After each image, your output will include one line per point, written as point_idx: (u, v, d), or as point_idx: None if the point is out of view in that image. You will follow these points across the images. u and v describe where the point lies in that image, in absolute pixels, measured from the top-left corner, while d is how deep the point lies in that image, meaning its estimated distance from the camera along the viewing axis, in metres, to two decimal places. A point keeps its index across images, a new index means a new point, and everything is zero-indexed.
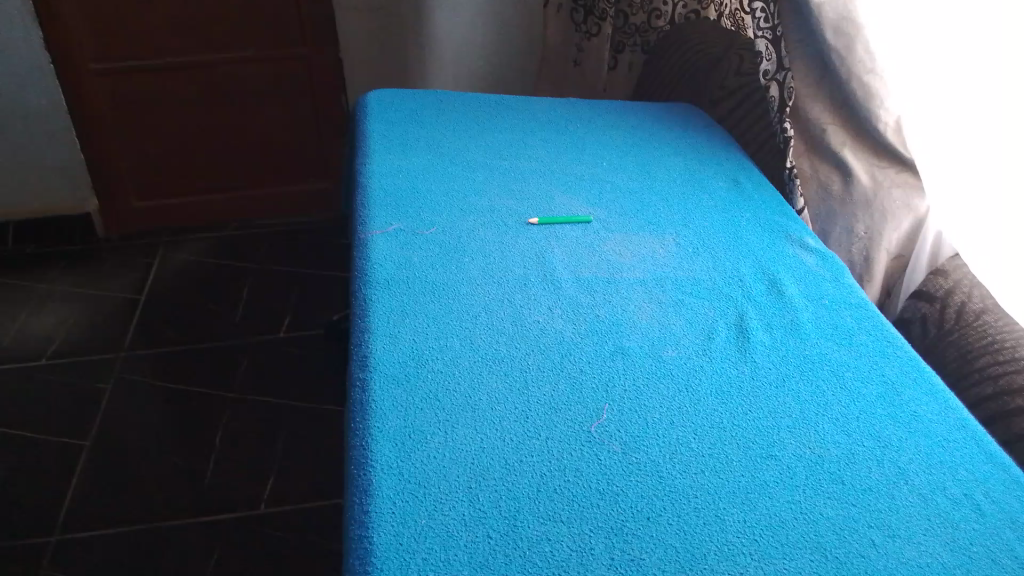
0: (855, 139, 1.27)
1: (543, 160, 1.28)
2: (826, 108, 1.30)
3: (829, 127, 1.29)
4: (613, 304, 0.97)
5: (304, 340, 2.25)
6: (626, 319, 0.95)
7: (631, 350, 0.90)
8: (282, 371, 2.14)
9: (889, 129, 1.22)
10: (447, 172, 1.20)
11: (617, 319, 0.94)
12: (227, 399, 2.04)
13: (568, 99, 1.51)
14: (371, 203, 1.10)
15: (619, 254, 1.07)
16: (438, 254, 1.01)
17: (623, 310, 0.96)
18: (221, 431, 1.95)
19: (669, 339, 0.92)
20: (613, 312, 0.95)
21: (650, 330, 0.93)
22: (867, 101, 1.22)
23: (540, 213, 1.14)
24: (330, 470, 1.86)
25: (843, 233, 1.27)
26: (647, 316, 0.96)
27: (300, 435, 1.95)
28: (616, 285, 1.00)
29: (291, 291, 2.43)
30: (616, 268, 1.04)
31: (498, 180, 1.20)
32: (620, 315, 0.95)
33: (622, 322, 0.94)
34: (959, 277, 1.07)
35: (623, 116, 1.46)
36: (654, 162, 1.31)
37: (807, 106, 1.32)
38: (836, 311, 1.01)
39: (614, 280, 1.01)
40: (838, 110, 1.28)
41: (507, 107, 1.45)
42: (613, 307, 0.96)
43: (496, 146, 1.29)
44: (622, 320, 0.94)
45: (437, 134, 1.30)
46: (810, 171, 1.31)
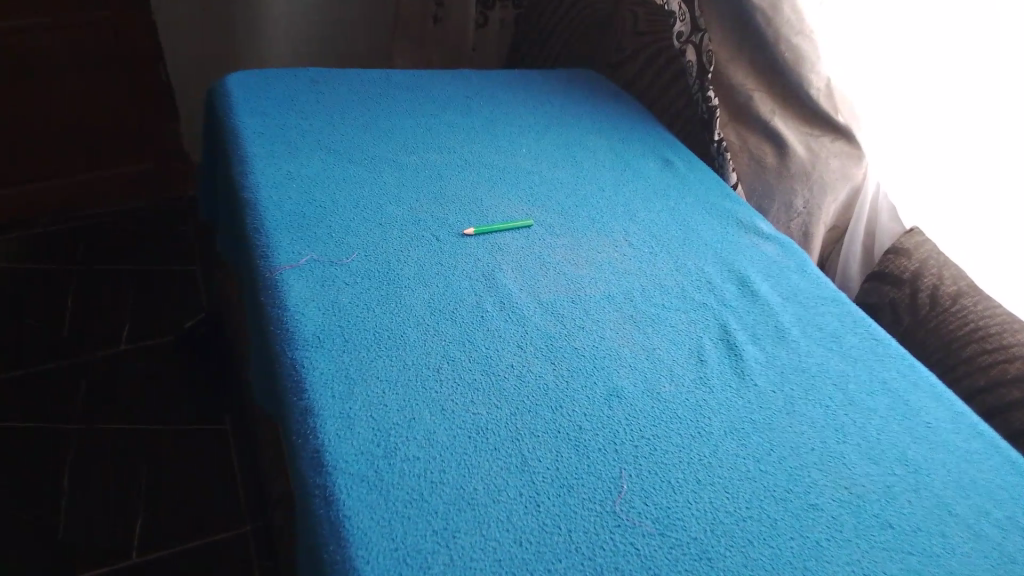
0: (784, 106, 1.18)
1: (456, 151, 1.09)
2: (749, 74, 1.19)
3: (755, 93, 1.19)
4: (587, 333, 0.82)
5: (154, 351, 1.96)
6: (608, 352, 0.80)
7: (627, 391, 0.76)
8: (132, 392, 1.84)
9: (821, 95, 1.14)
10: (348, 176, 0.99)
11: (599, 353, 0.80)
12: (69, 433, 1.73)
13: (459, 71, 1.32)
14: (270, 226, 0.88)
15: (573, 265, 0.92)
16: (368, 289, 0.82)
17: (601, 340, 0.82)
18: (71, 473, 1.64)
19: (660, 372, 0.79)
20: (591, 345, 0.81)
21: (638, 362, 0.80)
22: (797, 66, 1.12)
23: (472, 220, 0.96)
24: (213, 502, 1.63)
25: (781, 208, 1.16)
26: (629, 344, 0.82)
27: (168, 466, 1.68)
28: (584, 306, 0.86)
29: (129, 295, 2.11)
30: (576, 282, 0.89)
31: (409, 182, 1.00)
32: (601, 348, 0.81)
33: (605, 357, 0.79)
34: (925, 256, 1.00)
35: (526, 89, 1.30)
36: (575, 144, 1.16)
37: (728, 71, 1.21)
38: (816, 309, 0.92)
39: (581, 300, 0.86)
40: (761, 75, 1.18)
41: (395, 85, 1.23)
42: (588, 338, 0.82)
43: (397, 139, 1.09)
44: (604, 355, 0.80)
45: (323, 126, 1.08)
46: (739, 142, 1.19)
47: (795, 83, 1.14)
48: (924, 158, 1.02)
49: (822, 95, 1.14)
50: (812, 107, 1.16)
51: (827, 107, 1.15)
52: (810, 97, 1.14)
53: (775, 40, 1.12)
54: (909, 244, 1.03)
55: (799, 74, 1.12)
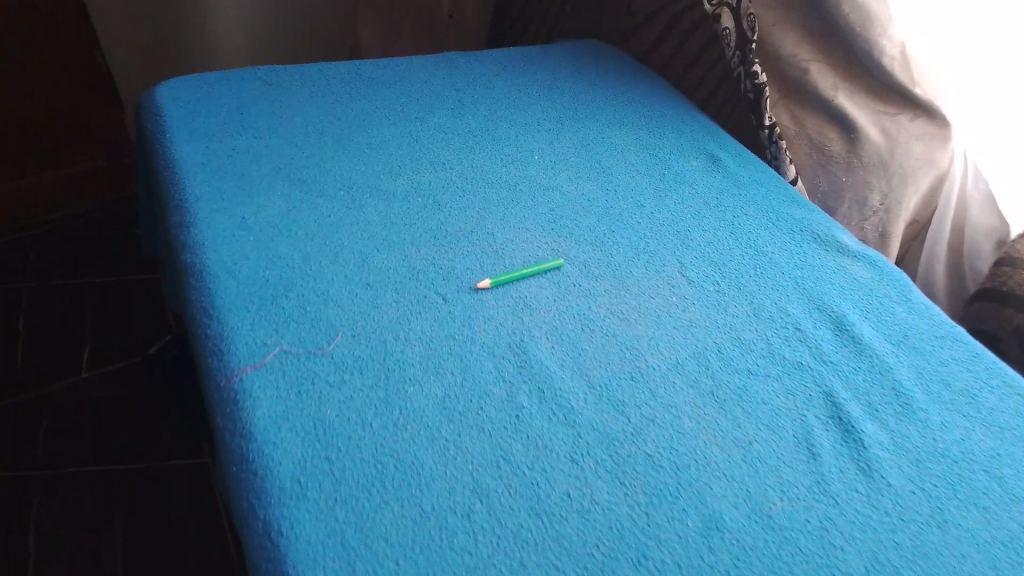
0: (848, 80, 0.95)
1: (452, 168, 0.86)
2: (802, 39, 0.96)
3: (812, 65, 0.95)
4: (658, 427, 0.61)
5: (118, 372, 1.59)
6: (689, 455, 0.59)
7: (727, 519, 0.55)
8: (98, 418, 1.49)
9: (896, 64, 0.90)
10: (320, 218, 0.77)
11: (679, 459, 0.59)
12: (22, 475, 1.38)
13: (445, 55, 1.08)
14: (220, 306, 0.66)
15: (621, 322, 0.70)
16: (362, 392, 0.60)
17: (677, 435, 0.61)
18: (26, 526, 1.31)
19: (765, 479, 0.59)
20: (667, 446, 0.60)
21: (732, 466, 0.59)
22: (863, 31, 0.89)
23: (485, 268, 0.74)
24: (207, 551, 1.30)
25: (853, 206, 0.95)
26: (718, 440, 0.61)
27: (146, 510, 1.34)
28: (647, 384, 0.64)
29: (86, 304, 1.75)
30: (631, 348, 0.68)
31: (396, 220, 0.78)
32: (679, 449, 0.60)
33: (687, 465, 0.59)
34: None
35: (529, 73, 1.06)
36: (598, 143, 0.94)
37: (776, 38, 0.98)
38: (937, 355, 0.71)
39: (641, 376, 0.65)
40: (816, 40, 0.96)
41: (367, 80, 1.00)
42: (660, 434, 0.61)
43: (375, 157, 0.86)
44: (687, 461, 0.59)
45: (283, 146, 0.85)
46: (794, 127, 0.97)
47: (860, 52, 0.92)
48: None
49: (896, 63, 0.90)
50: (882, 79, 0.93)
51: (902, 79, 0.91)
52: (882, 69, 0.91)
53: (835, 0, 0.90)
54: None
55: (864, 39, 0.90)
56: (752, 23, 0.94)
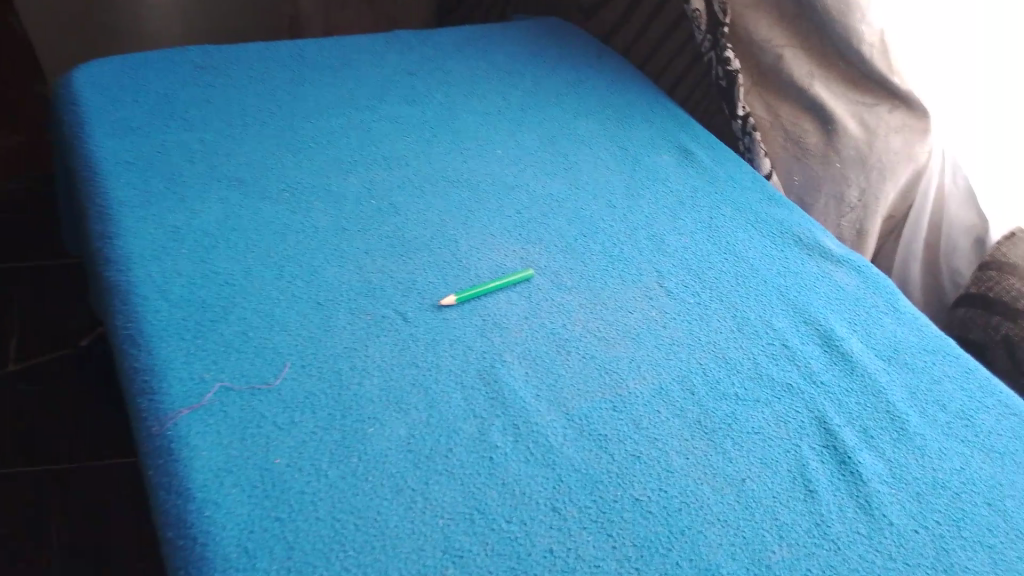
0: (824, 67, 0.89)
1: (406, 165, 0.79)
2: (775, 23, 0.90)
3: (786, 51, 0.89)
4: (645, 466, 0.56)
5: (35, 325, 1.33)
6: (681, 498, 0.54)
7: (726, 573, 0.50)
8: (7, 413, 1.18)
9: (876, 52, 0.85)
10: (258, 228, 0.68)
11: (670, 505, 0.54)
12: None
13: (395, 34, 0.99)
14: (149, 334, 0.58)
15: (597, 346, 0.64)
16: (315, 436, 0.53)
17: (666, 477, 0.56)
18: None
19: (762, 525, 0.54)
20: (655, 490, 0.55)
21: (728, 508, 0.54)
22: (842, 16, 0.84)
23: (449, 282, 0.67)
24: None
25: (830, 202, 0.90)
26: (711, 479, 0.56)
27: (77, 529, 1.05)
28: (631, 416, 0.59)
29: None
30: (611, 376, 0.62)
31: (346, 227, 0.70)
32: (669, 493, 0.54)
33: (679, 511, 0.53)
34: None
35: (486, 55, 0.99)
36: (564, 136, 0.87)
37: (747, 21, 0.91)
38: (930, 370, 0.67)
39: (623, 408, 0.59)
40: (790, 24, 0.90)
41: (308, 64, 0.91)
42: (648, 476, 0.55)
43: (321, 154, 0.78)
44: (678, 507, 0.54)
45: (219, 141, 0.76)
46: (768, 117, 0.92)
47: (838, 40, 0.86)
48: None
49: (875, 50, 0.85)
50: (859, 67, 0.87)
51: (878, 65, 0.86)
52: (860, 56, 0.86)
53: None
54: (1017, 259, 0.76)
55: (843, 25, 0.84)
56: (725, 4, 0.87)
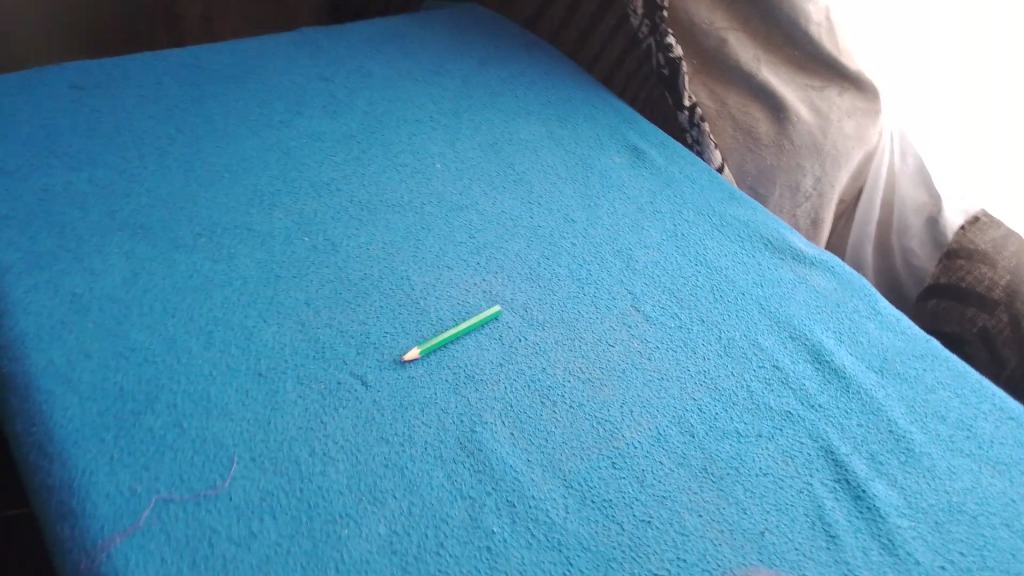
0: (769, 51, 0.84)
1: (338, 190, 0.69)
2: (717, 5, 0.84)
3: (731, 35, 0.84)
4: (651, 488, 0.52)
5: None
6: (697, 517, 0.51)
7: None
8: None
9: (824, 33, 0.81)
10: (175, 287, 0.58)
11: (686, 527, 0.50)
12: None
13: (301, 32, 0.88)
14: (60, 441, 0.47)
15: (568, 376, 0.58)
16: (281, 548, 0.45)
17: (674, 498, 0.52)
18: None
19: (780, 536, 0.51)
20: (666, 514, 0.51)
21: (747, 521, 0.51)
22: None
23: (406, 331, 0.58)
24: None
25: (785, 193, 0.84)
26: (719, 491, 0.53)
27: None
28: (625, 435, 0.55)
29: None
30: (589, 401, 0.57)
31: (279, 274, 0.61)
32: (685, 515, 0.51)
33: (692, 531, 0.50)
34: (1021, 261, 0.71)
35: (406, 51, 0.89)
36: (506, 141, 0.78)
37: (687, 7, 0.85)
38: (923, 379, 0.64)
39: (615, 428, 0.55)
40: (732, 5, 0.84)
41: (206, 76, 0.79)
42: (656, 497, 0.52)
43: (238, 186, 0.67)
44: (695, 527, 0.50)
45: (116, 180, 0.65)
46: (714, 105, 0.85)
47: (785, 22, 0.81)
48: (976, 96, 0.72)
49: (823, 30, 0.81)
50: (807, 49, 0.83)
51: (826, 47, 0.82)
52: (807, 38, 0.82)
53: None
54: (985, 246, 0.74)
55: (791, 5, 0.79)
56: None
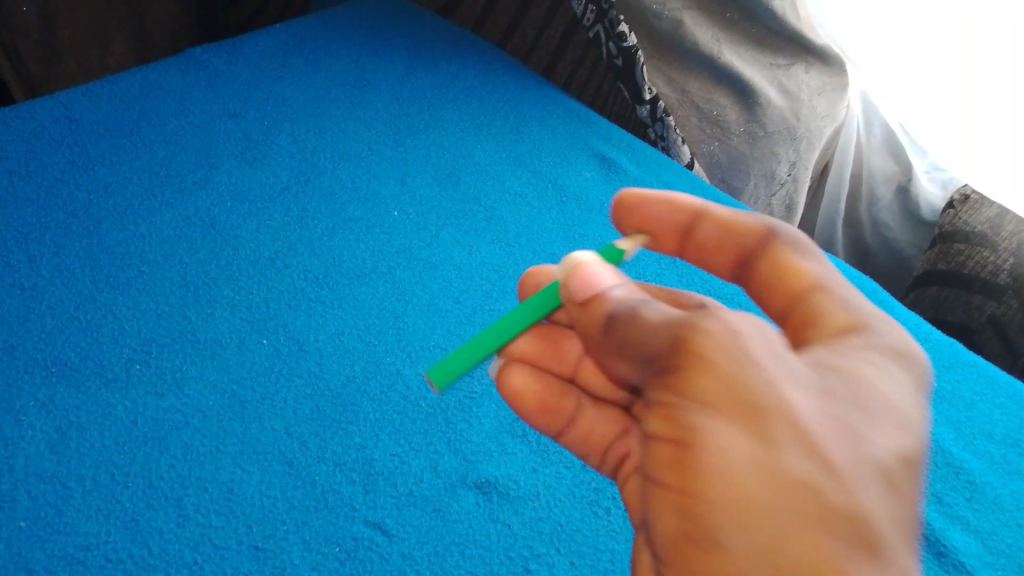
0: (727, 30, 0.73)
1: (287, 268, 0.58)
2: None
3: (686, 15, 0.71)
4: (602, 320, 0.34)
5: None
6: (672, 327, 0.30)
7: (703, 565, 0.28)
8: None
9: (787, 6, 0.70)
10: (121, 447, 0.47)
11: (652, 333, 0.31)
12: None
13: (191, 50, 0.73)
14: None
15: (602, 286, 0.35)
16: None
17: (645, 306, 0.33)
18: None
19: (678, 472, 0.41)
20: (621, 328, 0.32)
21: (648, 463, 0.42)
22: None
23: (418, 447, 0.49)
24: None
25: (760, 185, 0.77)
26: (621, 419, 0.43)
27: None
28: (627, 307, 0.33)
29: None
30: (579, 274, 0.35)
31: (243, 398, 0.50)
32: (670, 340, 0.30)
33: (659, 342, 0.30)
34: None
35: (320, 59, 0.75)
36: (461, 168, 0.68)
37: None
38: (963, 394, 0.59)
39: (579, 286, 0.35)
40: None
41: (86, 132, 0.64)
42: (616, 325, 0.33)
43: (164, 283, 0.55)
44: (670, 330, 0.30)
45: (12, 304, 0.52)
46: (675, 95, 0.75)
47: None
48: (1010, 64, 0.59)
49: (786, 4, 0.70)
50: (767, 24, 0.72)
51: (792, 22, 0.71)
52: (771, 16, 0.71)
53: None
54: (982, 228, 0.69)
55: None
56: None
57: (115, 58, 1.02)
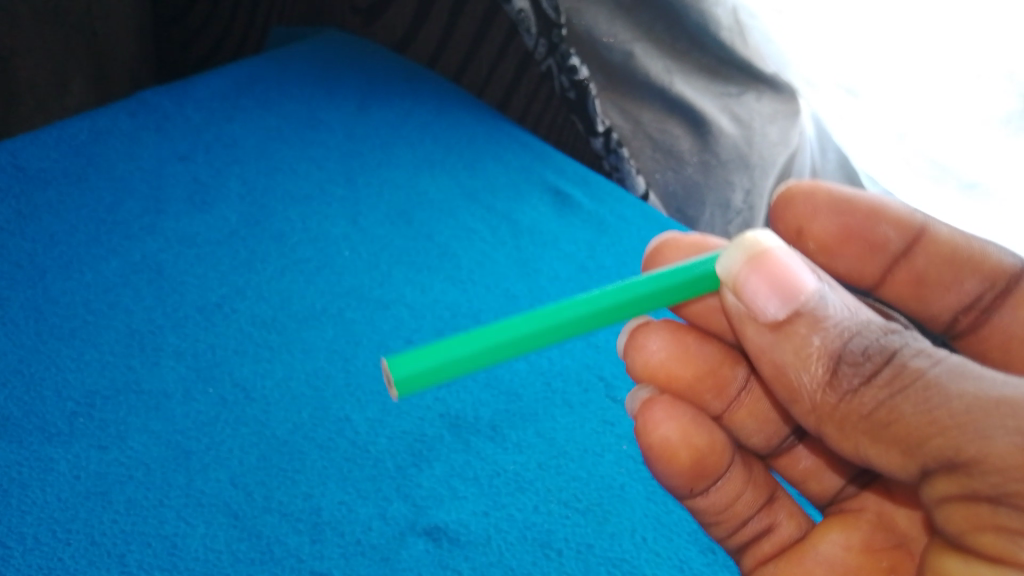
0: (677, 60, 0.74)
1: (234, 313, 0.57)
2: (619, 18, 0.73)
3: (636, 47, 0.73)
4: (857, 379, 0.35)
5: None
6: (1002, 425, 0.31)
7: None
8: None
9: (735, 35, 0.69)
10: (63, 502, 0.46)
11: (974, 432, 0.32)
12: None
13: (141, 96, 0.74)
14: None
15: (807, 298, 0.37)
16: None
17: (946, 372, 0.33)
18: None
19: (793, 531, 0.48)
20: (905, 394, 0.34)
21: (767, 526, 0.48)
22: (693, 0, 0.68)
23: (365, 496, 0.48)
24: None
25: (716, 214, 0.79)
26: (738, 487, 0.48)
27: None
28: (922, 376, 0.34)
29: None
30: (776, 272, 0.37)
31: (188, 448, 0.49)
32: (1021, 463, 0.31)
33: (981, 452, 0.31)
34: None
35: (271, 102, 0.76)
36: (415, 205, 0.68)
37: (585, 16, 0.74)
38: None
39: (777, 304, 0.37)
40: (640, 16, 0.72)
41: (32, 180, 0.63)
42: (904, 400, 0.34)
43: (109, 331, 0.55)
44: (1015, 451, 0.31)
45: None
46: (630, 127, 0.79)
47: (691, 26, 0.70)
48: (938, 100, 0.59)
49: (733, 33, 0.69)
50: (716, 53, 0.72)
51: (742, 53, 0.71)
52: (719, 45, 0.71)
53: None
54: None
55: (697, 10, 0.68)
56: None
57: (76, 97, 1.01)
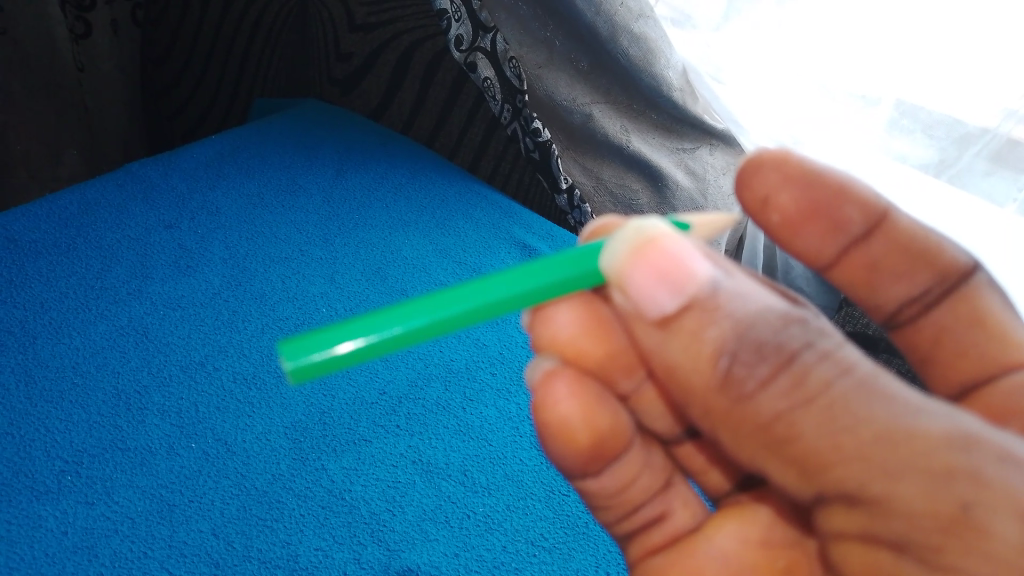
0: (633, 120, 0.79)
1: (216, 370, 0.60)
2: (577, 82, 0.77)
3: (595, 109, 0.78)
4: (750, 382, 0.29)
5: None
6: (915, 467, 0.27)
7: None
8: None
9: (686, 95, 0.75)
10: (51, 557, 0.48)
11: (882, 472, 0.27)
12: None
13: (131, 167, 0.78)
14: None
15: (700, 288, 0.30)
16: None
17: (853, 387, 0.28)
18: None
19: (688, 520, 0.42)
20: (810, 408, 0.28)
21: (659, 513, 0.42)
22: (646, 65, 0.71)
23: (346, 544, 0.51)
24: None
25: None
26: (635, 469, 0.42)
27: None
28: (826, 390, 0.28)
29: None
30: (657, 254, 0.31)
31: (173, 502, 0.52)
32: (932, 511, 0.27)
33: (887, 493, 0.28)
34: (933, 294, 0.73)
35: (256, 170, 0.80)
36: (389, 262, 0.72)
37: (546, 81, 0.78)
38: None
39: (666, 294, 0.31)
40: (596, 83, 0.78)
41: (24, 250, 0.67)
42: (806, 414, 0.28)
43: (96, 393, 0.58)
44: (927, 499, 0.27)
45: None
46: (592, 182, 0.85)
47: (644, 88, 0.75)
48: (881, 159, 0.63)
49: (686, 93, 0.75)
50: (671, 114, 0.78)
51: (695, 111, 0.77)
52: (670, 105, 0.75)
53: (609, 26, 0.69)
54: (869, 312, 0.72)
55: (649, 74, 0.72)
56: (518, 69, 0.75)
57: (69, 168, 1.06)
